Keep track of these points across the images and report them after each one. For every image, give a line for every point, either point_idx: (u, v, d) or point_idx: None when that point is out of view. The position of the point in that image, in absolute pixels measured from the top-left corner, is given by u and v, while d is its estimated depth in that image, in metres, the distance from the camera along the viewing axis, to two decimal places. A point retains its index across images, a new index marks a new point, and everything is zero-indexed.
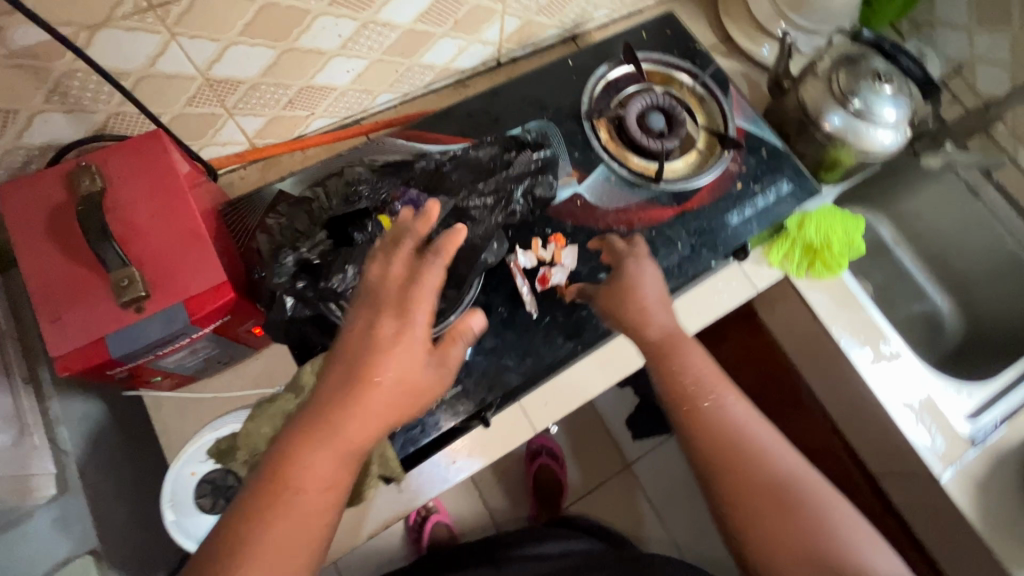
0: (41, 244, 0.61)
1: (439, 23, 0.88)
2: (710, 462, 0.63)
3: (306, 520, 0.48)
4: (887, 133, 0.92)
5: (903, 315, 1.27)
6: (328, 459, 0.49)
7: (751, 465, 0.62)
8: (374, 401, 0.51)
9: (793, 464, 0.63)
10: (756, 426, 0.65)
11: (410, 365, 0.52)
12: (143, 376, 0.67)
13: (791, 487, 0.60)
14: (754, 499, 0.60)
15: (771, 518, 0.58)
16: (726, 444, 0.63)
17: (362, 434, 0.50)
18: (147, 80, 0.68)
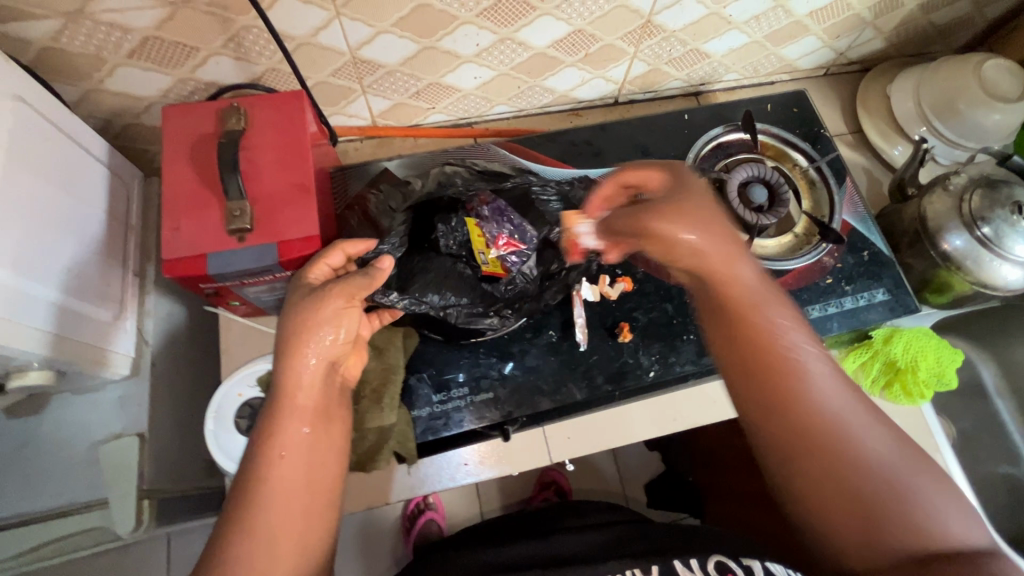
0: (184, 162, 0.71)
1: (570, 53, 0.92)
2: (781, 427, 0.50)
3: (294, 485, 0.51)
4: (1015, 269, 0.84)
5: (984, 472, 1.13)
6: (297, 422, 0.54)
7: (794, 393, 0.50)
8: (296, 360, 0.56)
9: (871, 429, 0.48)
10: (820, 379, 0.50)
11: (334, 322, 0.59)
12: (226, 297, 0.75)
13: (889, 462, 0.47)
14: (839, 485, 0.47)
15: (855, 503, 0.46)
16: (799, 408, 0.49)
17: (314, 391, 0.57)
18: (305, 47, 0.77)
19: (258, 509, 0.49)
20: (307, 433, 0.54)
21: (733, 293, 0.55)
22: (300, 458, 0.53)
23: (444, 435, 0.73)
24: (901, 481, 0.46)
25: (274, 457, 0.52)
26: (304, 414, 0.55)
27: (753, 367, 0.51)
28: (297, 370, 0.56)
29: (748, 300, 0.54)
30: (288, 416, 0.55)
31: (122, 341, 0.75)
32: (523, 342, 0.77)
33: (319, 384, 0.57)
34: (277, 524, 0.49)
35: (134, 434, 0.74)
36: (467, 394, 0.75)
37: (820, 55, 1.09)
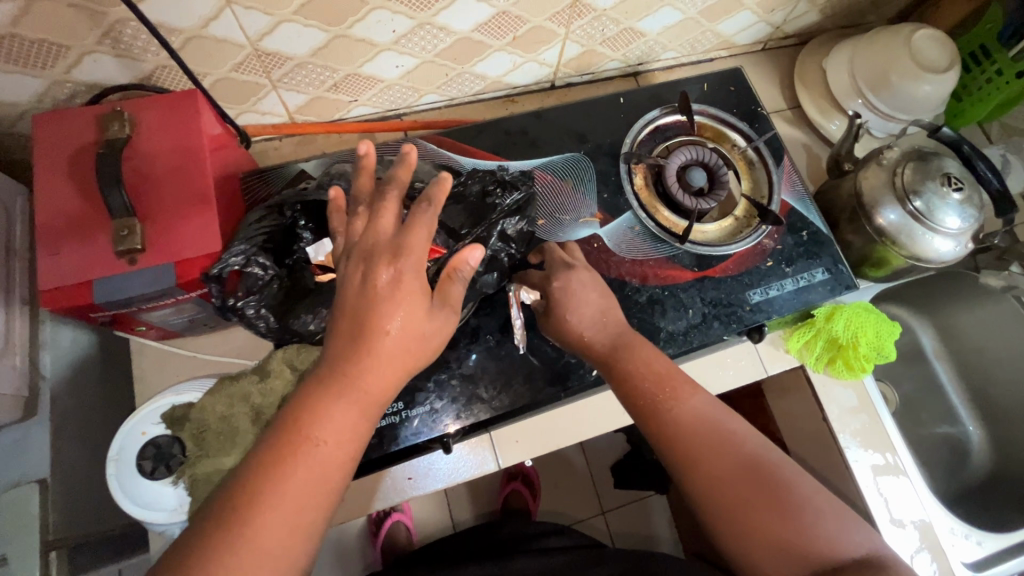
0: (59, 176, 0.63)
1: (497, 37, 0.87)
2: (682, 469, 0.59)
3: (329, 476, 0.46)
4: (945, 242, 0.85)
5: (926, 434, 1.17)
6: (351, 409, 0.47)
7: (679, 415, 0.60)
8: (385, 339, 0.48)
9: (764, 452, 0.59)
10: (723, 420, 0.60)
11: (422, 321, 0.49)
12: (127, 323, 0.68)
13: (774, 474, 0.57)
14: (727, 497, 0.56)
15: (752, 514, 0.55)
16: (689, 436, 0.59)
17: (386, 384, 0.48)
18: (196, 40, 0.69)
19: (283, 487, 0.44)
20: (356, 424, 0.48)
21: (646, 356, 0.65)
22: (340, 449, 0.47)
23: (379, 454, 0.70)
24: (781, 490, 0.56)
25: (318, 453, 0.46)
26: (361, 403, 0.48)
27: (661, 423, 0.60)
28: (367, 361, 0.48)
29: (660, 372, 0.63)
30: (348, 401, 0.47)
31: (12, 380, 0.67)
32: (459, 349, 0.74)
33: (399, 369, 0.49)
34: (293, 509, 0.44)
35: (34, 480, 0.67)
36: (401, 409, 0.71)
37: (756, 30, 1.07)
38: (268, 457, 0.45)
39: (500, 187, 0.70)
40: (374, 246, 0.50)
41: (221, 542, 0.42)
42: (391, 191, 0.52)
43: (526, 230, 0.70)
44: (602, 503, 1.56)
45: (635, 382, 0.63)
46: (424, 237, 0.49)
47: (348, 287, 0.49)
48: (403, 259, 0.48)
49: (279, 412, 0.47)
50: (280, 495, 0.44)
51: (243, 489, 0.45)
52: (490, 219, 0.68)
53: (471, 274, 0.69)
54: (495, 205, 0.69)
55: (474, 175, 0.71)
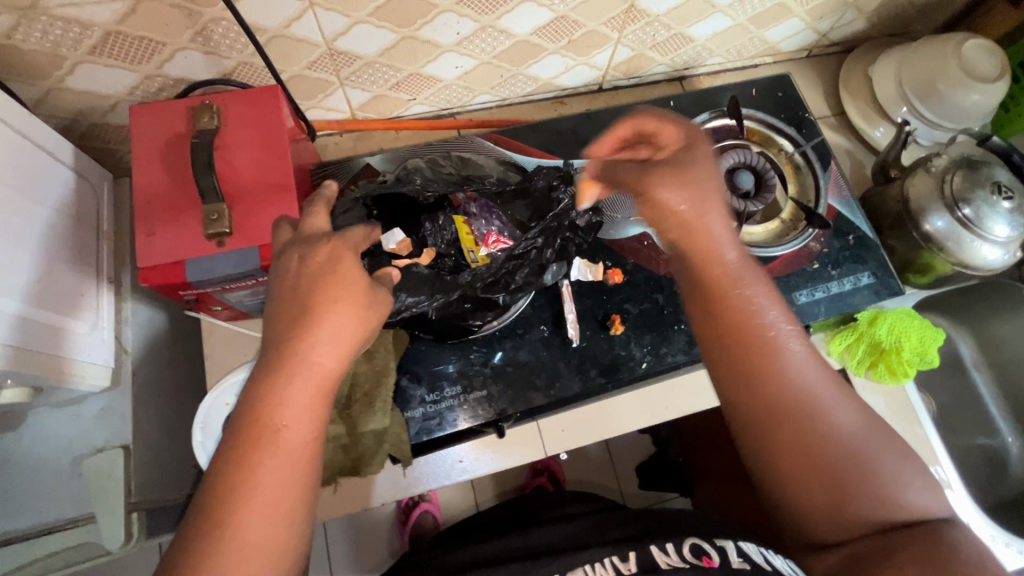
0: (155, 163, 0.67)
1: (553, 40, 0.90)
2: (752, 418, 0.51)
3: (296, 460, 0.48)
4: (993, 249, 0.86)
5: (963, 443, 1.16)
6: (304, 387, 0.50)
7: (767, 363, 0.51)
8: (323, 315, 0.52)
9: (847, 410, 0.50)
10: (807, 372, 0.51)
11: (364, 304, 0.54)
12: (207, 303, 0.72)
13: (853, 437, 0.49)
14: (796, 452, 0.49)
15: (825, 476, 0.48)
16: (768, 388, 0.50)
17: (332, 356, 0.52)
18: (278, 39, 0.74)
19: (253, 478, 0.46)
20: (310, 399, 0.50)
21: (732, 286, 0.54)
22: (302, 431, 0.49)
23: (439, 435, 0.73)
24: (856, 458, 0.48)
25: (283, 440, 0.48)
26: (312, 381, 0.51)
27: (736, 365, 0.52)
28: (315, 344, 0.51)
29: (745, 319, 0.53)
30: (300, 384, 0.50)
31: (101, 352, 0.73)
32: (514, 338, 0.77)
33: (344, 346, 0.53)
34: (271, 501, 0.46)
35: (118, 445, 0.72)
36: (459, 393, 0.74)
37: (803, 37, 1.08)
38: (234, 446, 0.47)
39: (564, 182, 0.72)
40: (309, 235, 0.56)
41: (205, 547, 0.44)
42: (320, 201, 0.60)
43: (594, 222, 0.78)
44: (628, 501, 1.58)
45: (713, 316, 0.53)
46: (360, 232, 0.57)
47: (286, 277, 0.54)
48: (340, 245, 0.55)
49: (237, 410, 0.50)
50: (252, 476, 0.46)
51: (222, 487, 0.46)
52: (556, 212, 0.70)
53: (538, 263, 0.71)
54: (559, 199, 0.72)
55: (539, 170, 0.73)
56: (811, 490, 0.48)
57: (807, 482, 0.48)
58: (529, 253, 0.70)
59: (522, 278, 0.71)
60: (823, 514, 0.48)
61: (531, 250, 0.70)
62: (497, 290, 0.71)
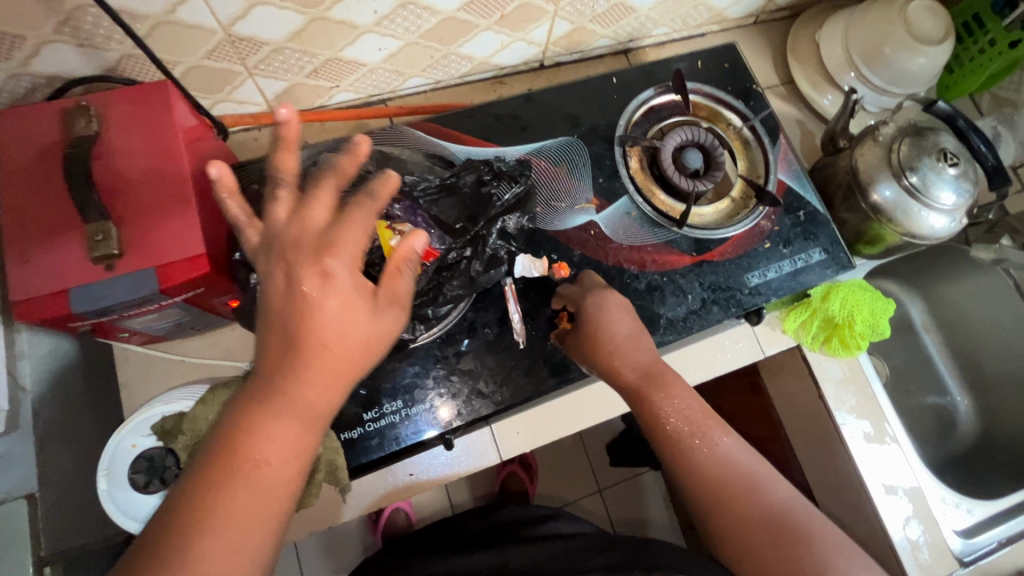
0: (24, 178, 0.59)
1: (483, 16, 0.83)
2: (707, 509, 0.61)
3: (271, 499, 0.45)
4: (940, 218, 0.85)
5: (915, 404, 1.19)
6: (288, 422, 0.45)
7: (703, 453, 0.62)
8: (318, 350, 0.45)
9: (789, 491, 0.61)
10: (747, 467, 0.62)
11: (369, 334, 0.47)
12: (110, 330, 0.65)
13: (791, 520, 0.58)
14: (754, 540, 0.58)
15: (776, 561, 0.57)
16: (713, 477, 0.61)
17: (325, 396, 0.46)
18: (163, 26, 0.65)
19: (221, 516, 0.43)
20: (294, 436, 0.45)
21: (671, 407, 0.64)
22: (282, 469, 0.45)
23: (380, 455, 0.68)
24: (805, 535, 0.57)
25: (257, 478, 0.44)
26: (298, 418, 0.46)
27: (689, 468, 0.62)
28: (308, 381, 0.46)
29: (678, 420, 0.63)
30: (287, 420, 0.45)
31: None
32: (457, 344, 0.72)
33: (338, 383, 0.47)
34: (237, 542, 0.43)
35: (22, 496, 0.64)
36: (401, 408, 0.69)
37: (749, 3, 1.03)
38: (205, 474, 0.44)
39: (496, 178, 0.69)
40: (299, 240, 0.46)
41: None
42: (326, 181, 0.48)
43: (527, 225, 0.70)
44: (599, 480, 1.59)
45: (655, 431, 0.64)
46: (356, 234, 0.47)
47: (274, 294, 0.46)
48: (335, 260, 0.46)
49: (215, 435, 0.46)
50: (221, 511, 0.43)
51: (169, 522, 0.43)
52: (488, 214, 0.66)
53: (468, 273, 0.67)
54: (491, 198, 0.68)
55: (467, 164, 0.69)
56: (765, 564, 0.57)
57: (761, 556, 0.57)
58: (459, 263, 0.66)
59: (450, 287, 0.66)
60: None
61: (460, 259, 0.66)
62: (426, 304, 0.66)
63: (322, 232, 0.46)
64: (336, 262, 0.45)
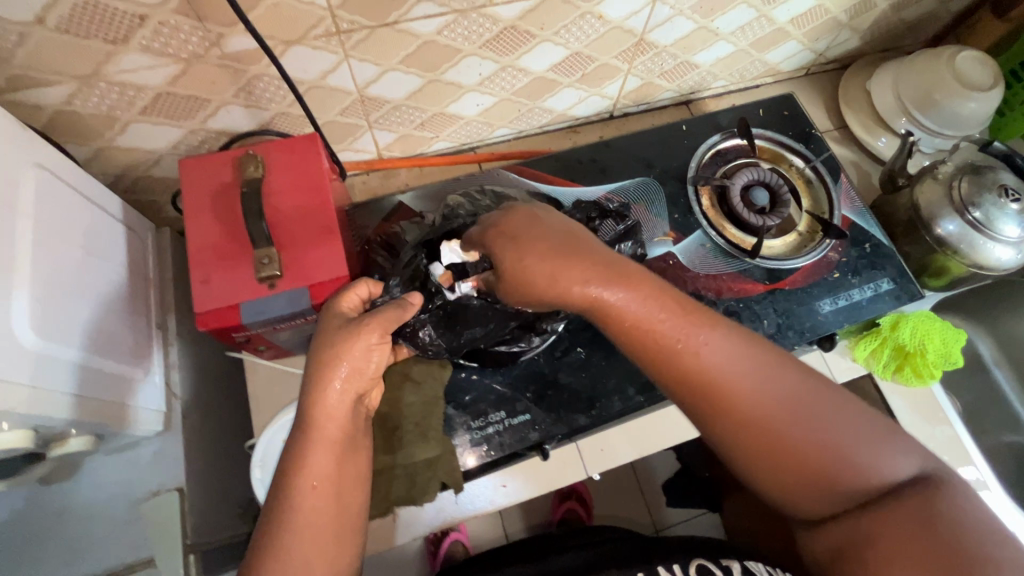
0: (206, 212, 0.71)
1: (568, 74, 0.95)
2: (739, 444, 0.55)
3: (324, 509, 0.54)
4: (1006, 250, 0.89)
5: (991, 442, 1.17)
6: (321, 446, 0.57)
7: (712, 372, 0.55)
8: (321, 380, 0.58)
9: (784, 396, 0.54)
10: (766, 381, 0.55)
11: (360, 360, 0.60)
12: (256, 343, 0.75)
13: (817, 417, 0.53)
14: (774, 454, 0.54)
15: (798, 464, 0.53)
16: (734, 402, 0.55)
17: (340, 417, 0.58)
18: (315, 89, 0.79)
19: (295, 531, 0.53)
20: (331, 460, 0.56)
21: (665, 327, 0.58)
22: (328, 484, 0.55)
23: (487, 461, 0.74)
24: (820, 431, 0.53)
25: (302, 480, 0.55)
26: (328, 440, 0.57)
27: (712, 394, 0.55)
28: (325, 399, 0.58)
29: (673, 329, 0.58)
30: (316, 443, 0.57)
31: (152, 398, 0.75)
32: (552, 362, 0.79)
33: (347, 403, 0.59)
34: (308, 528, 0.53)
35: (173, 488, 0.74)
36: (504, 418, 0.76)
37: (802, 58, 1.13)
38: (279, 504, 0.54)
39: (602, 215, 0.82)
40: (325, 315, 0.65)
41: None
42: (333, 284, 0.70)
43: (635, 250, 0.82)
44: (657, 521, 1.57)
45: (669, 357, 0.57)
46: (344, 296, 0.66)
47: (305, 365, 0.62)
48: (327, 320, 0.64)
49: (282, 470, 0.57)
50: (294, 529, 0.53)
51: (272, 536, 0.53)
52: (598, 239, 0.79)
53: None
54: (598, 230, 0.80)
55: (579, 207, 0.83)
56: (785, 475, 0.54)
57: (784, 470, 0.53)
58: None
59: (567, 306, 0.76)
60: (807, 489, 0.53)
61: None
62: (549, 320, 0.75)
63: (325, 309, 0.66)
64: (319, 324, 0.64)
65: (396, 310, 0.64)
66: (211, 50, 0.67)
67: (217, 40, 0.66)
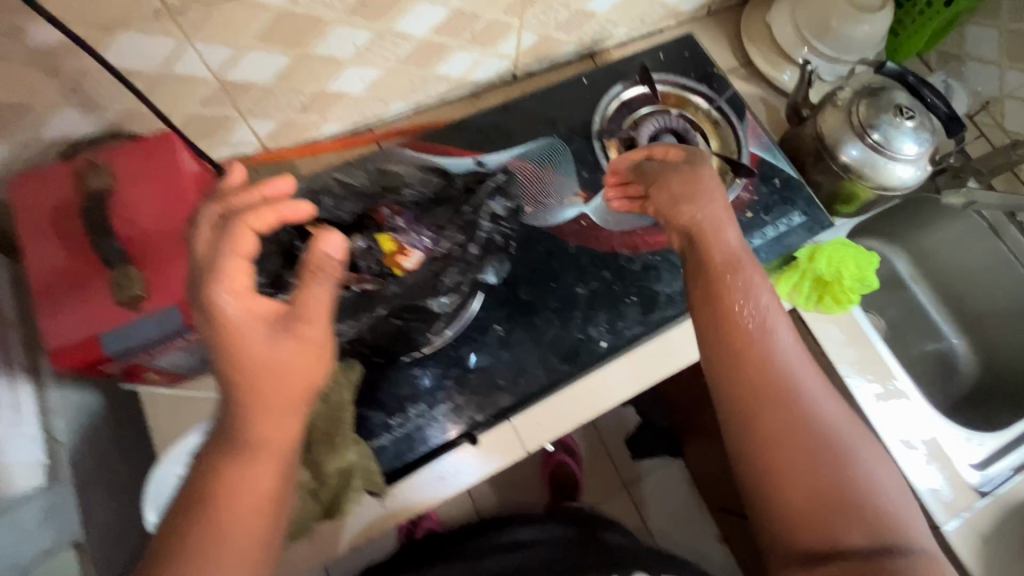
0: (48, 237, 0.63)
1: (455, 36, 0.88)
2: (761, 445, 0.62)
3: (257, 518, 0.54)
4: (907, 168, 0.90)
5: (915, 353, 1.23)
6: (263, 460, 0.55)
7: (761, 352, 0.65)
8: (254, 384, 0.53)
9: (835, 411, 0.65)
10: (813, 384, 0.65)
11: (294, 351, 0.55)
12: (138, 373, 0.68)
13: (833, 438, 0.62)
14: (784, 453, 0.61)
15: (786, 466, 0.61)
16: (765, 377, 0.64)
17: (287, 420, 0.56)
18: (161, 80, 0.69)
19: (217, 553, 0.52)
20: (269, 469, 0.55)
21: (727, 284, 0.67)
22: (265, 486, 0.55)
23: (412, 458, 0.71)
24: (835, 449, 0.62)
25: (245, 448, 0.54)
26: (273, 455, 0.55)
27: (738, 368, 0.64)
28: (264, 402, 0.54)
29: (725, 278, 0.67)
30: (253, 458, 0.54)
31: (26, 450, 0.67)
32: (471, 344, 0.76)
33: (288, 397, 0.55)
34: (240, 490, 0.53)
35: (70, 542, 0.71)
36: (424, 411, 0.72)
37: None
38: (193, 519, 0.53)
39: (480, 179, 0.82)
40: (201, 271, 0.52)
41: None
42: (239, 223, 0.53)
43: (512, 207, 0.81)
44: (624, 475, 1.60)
45: (718, 331, 0.65)
46: (246, 239, 0.53)
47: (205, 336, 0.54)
48: (219, 297, 0.52)
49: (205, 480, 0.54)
50: (217, 547, 0.52)
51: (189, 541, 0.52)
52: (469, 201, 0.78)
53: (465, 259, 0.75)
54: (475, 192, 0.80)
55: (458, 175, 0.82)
56: (796, 483, 0.61)
57: (801, 477, 0.61)
58: (454, 252, 0.75)
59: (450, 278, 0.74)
60: (795, 498, 0.60)
61: (455, 247, 0.75)
62: (424, 295, 0.72)
63: (204, 260, 0.52)
64: (226, 294, 0.52)
65: (326, 279, 0.55)
66: (12, 45, 0.57)
67: (14, 32, 0.56)
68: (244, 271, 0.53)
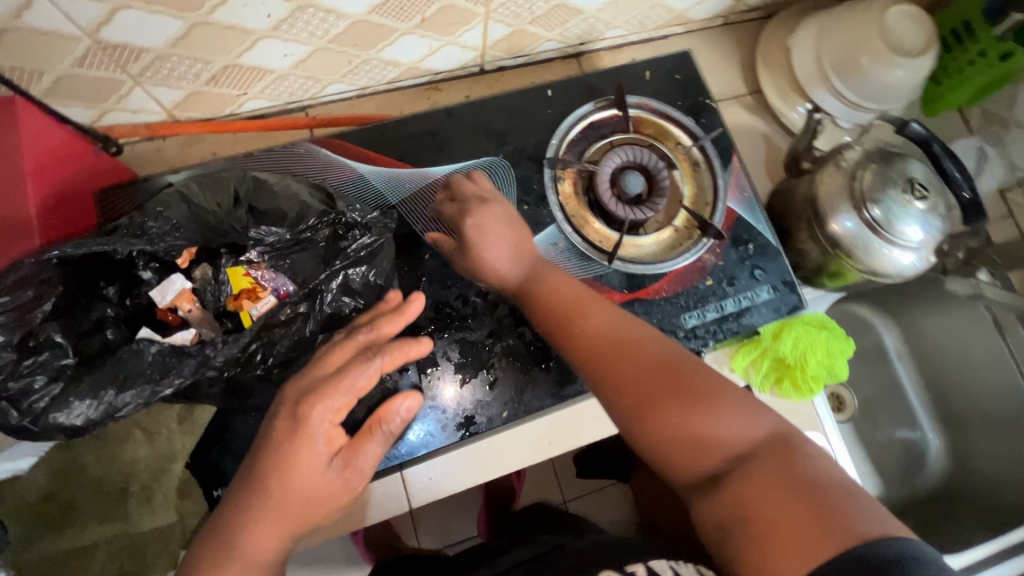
0: None
1: (402, 19, 0.74)
2: (628, 403, 0.52)
3: None
4: (906, 255, 0.76)
5: (882, 438, 1.12)
6: (277, 520, 0.49)
7: (587, 321, 0.57)
8: (290, 477, 0.49)
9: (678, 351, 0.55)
10: (640, 336, 0.56)
11: (351, 444, 0.52)
12: None
13: (690, 374, 0.52)
14: (649, 403, 0.51)
15: (662, 417, 0.50)
16: (588, 342, 0.56)
17: (332, 490, 0.51)
18: (12, 33, 0.57)
19: None
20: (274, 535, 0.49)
21: (576, 299, 0.59)
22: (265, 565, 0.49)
23: None
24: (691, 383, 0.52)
25: (253, 527, 0.48)
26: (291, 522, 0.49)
27: (572, 337, 0.57)
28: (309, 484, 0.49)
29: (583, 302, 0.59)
30: (250, 529, 0.48)
31: None
32: None
33: (329, 483, 0.50)
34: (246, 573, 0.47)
35: None
36: None
37: (714, 4, 0.94)
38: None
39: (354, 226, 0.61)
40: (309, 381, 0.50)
41: None
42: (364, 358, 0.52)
43: (373, 281, 0.62)
44: None
45: (558, 316, 0.58)
46: (343, 351, 0.52)
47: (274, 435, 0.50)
48: (315, 408, 0.49)
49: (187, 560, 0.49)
50: None
51: None
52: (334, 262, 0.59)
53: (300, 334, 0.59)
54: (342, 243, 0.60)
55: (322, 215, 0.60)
56: (668, 438, 0.50)
57: (670, 431, 0.50)
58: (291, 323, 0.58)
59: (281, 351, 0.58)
60: (683, 446, 0.50)
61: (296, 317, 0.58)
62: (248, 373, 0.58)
63: (301, 388, 0.50)
64: (322, 404, 0.49)
65: (397, 351, 0.52)
66: None
67: None
68: (350, 405, 0.51)
